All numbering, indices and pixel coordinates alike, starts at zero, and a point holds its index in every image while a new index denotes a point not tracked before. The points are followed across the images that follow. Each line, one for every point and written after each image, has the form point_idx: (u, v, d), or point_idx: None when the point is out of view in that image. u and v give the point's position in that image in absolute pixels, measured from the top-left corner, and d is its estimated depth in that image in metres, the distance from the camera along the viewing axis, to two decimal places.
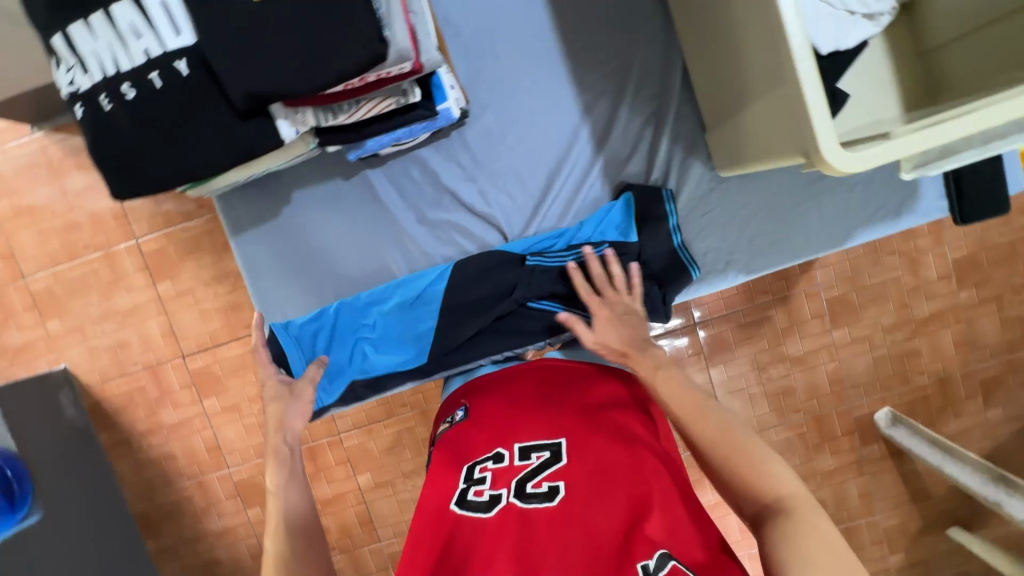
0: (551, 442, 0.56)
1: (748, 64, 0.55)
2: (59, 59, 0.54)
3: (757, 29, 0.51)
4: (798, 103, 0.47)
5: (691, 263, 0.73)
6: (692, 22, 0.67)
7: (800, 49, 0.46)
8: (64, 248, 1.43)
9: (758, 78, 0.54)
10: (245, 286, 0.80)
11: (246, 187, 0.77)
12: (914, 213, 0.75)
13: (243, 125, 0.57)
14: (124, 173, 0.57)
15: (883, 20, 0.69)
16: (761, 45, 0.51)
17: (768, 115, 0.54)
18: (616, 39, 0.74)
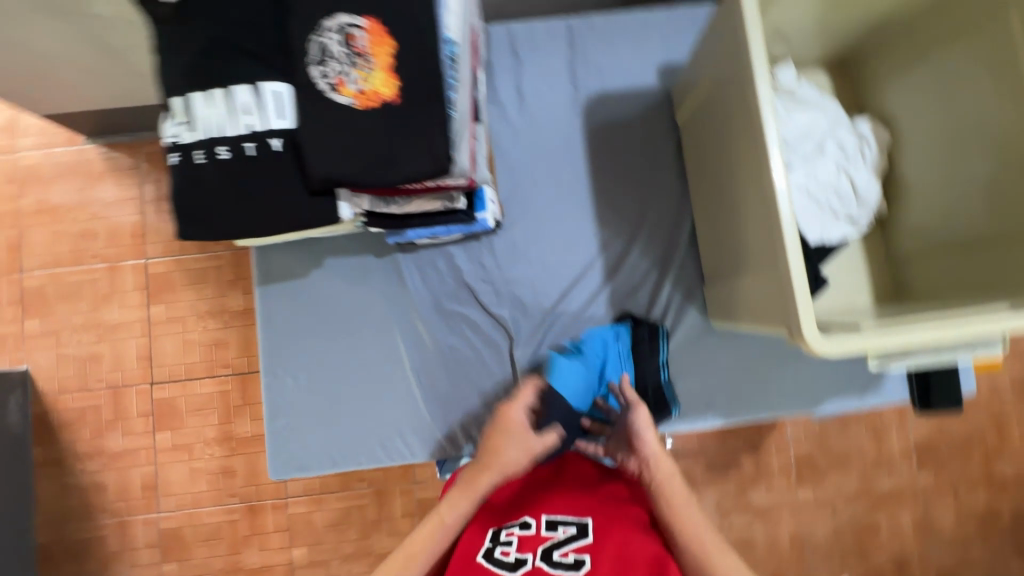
0: (577, 518, 0.59)
1: (747, 241, 0.65)
2: (172, 115, 0.63)
3: (760, 219, 0.60)
4: (787, 286, 0.56)
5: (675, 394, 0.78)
6: (704, 194, 0.78)
7: (791, 243, 0.55)
8: (71, 252, 1.51)
9: (756, 256, 0.63)
10: (256, 333, 0.83)
11: (285, 246, 0.84)
12: (879, 394, 0.83)
13: (310, 200, 0.64)
14: (192, 217, 0.63)
15: (861, 224, 0.81)
16: (762, 232, 0.61)
17: (762, 288, 0.63)
18: (638, 190, 0.86)
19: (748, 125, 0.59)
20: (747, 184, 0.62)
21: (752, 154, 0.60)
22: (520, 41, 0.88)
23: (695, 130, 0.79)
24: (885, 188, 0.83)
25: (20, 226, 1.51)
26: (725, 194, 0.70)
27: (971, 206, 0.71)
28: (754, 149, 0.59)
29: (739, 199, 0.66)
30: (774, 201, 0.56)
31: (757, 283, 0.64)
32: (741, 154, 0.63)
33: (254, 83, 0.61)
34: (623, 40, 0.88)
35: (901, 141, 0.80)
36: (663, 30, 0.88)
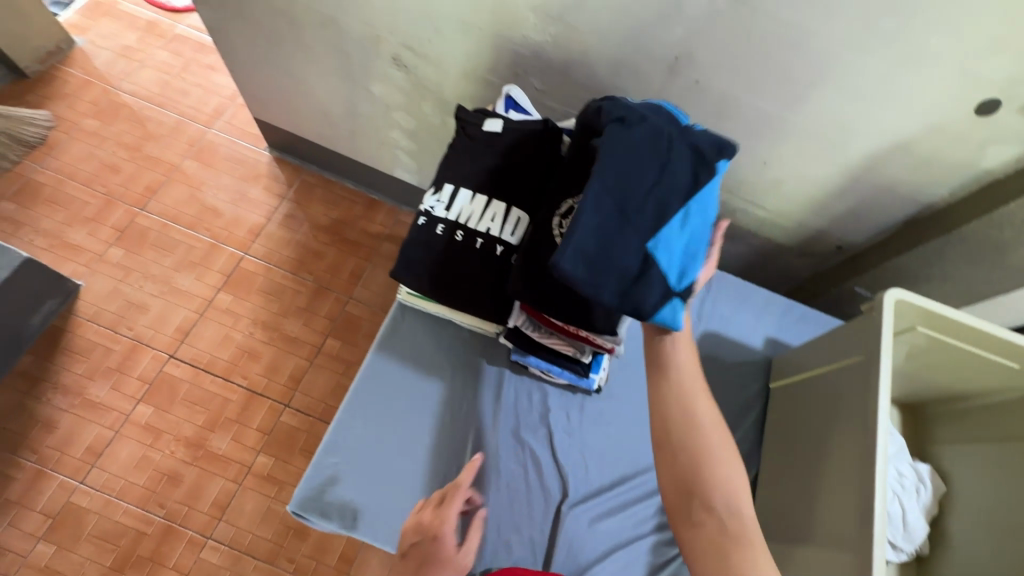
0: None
1: (825, 515, 0.74)
2: (437, 193, 0.81)
3: (848, 504, 0.70)
4: (866, 571, 0.64)
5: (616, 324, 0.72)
6: (781, 457, 0.88)
7: (878, 536, 0.65)
8: (191, 217, 1.75)
9: (833, 535, 0.72)
10: (359, 371, 0.91)
11: (421, 315, 0.95)
12: None
13: (495, 298, 0.78)
14: (406, 266, 0.77)
15: (902, 554, 0.88)
16: (847, 517, 0.70)
17: (832, 567, 0.70)
18: None
19: (859, 426, 0.73)
20: (841, 471, 0.73)
21: (855, 449, 0.73)
22: None
23: (787, 401, 0.93)
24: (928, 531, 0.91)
25: (170, 178, 1.80)
26: (808, 467, 0.81)
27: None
28: (860, 446, 0.72)
29: (824, 478, 0.77)
30: (871, 494, 0.67)
31: (826, 559, 0.71)
32: (841, 444, 0.76)
33: (508, 205, 0.79)
34: (748, 304, 1.07)
35: (953, 496, 0.90)
36: (780, 312, 1.07)
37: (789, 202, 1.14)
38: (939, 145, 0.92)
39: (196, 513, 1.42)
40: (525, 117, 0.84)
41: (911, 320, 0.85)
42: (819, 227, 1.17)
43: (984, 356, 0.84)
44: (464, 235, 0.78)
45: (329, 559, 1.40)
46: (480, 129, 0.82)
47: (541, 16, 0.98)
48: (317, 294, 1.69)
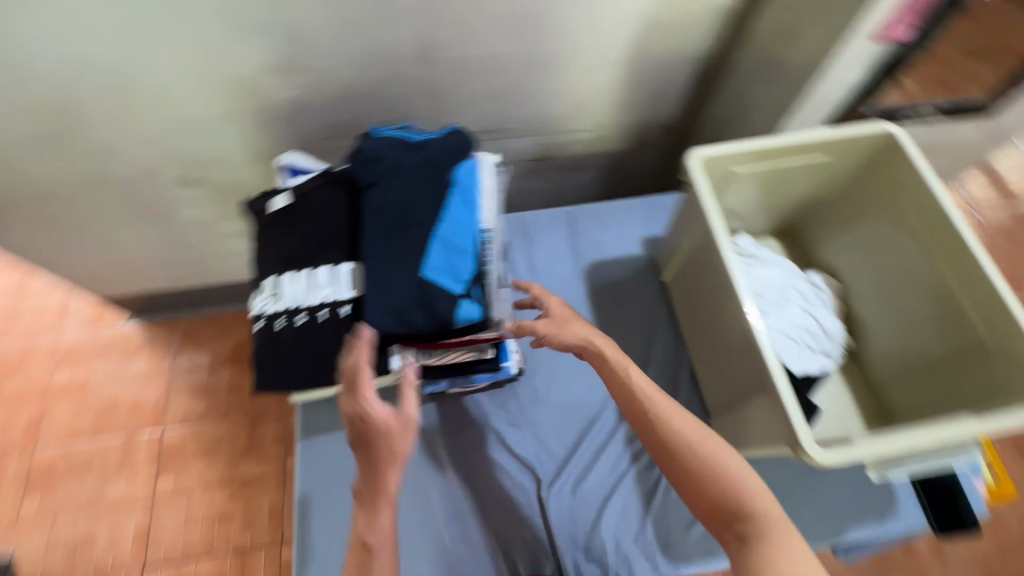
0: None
1: (742, 371, 0.77)
2: (262, 291, 0.78)
3: (749, 356, 0.74)
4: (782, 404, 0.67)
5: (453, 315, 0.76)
6: (697, 338, 0.92)
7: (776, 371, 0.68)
8: (90, 426, 1.62)
9: (751, 388, 0.76)
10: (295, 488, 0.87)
11: (326, 402, 0.93)
12: (896, 520, 0.87)
13: (367, 354, 0.76)
14: (267, 374, 0.74)
15: (835, 357, 0.94)
16: (752, 367, 0.75)
17: (760, 416, 0.74)
18: (637, 337, 1.00)
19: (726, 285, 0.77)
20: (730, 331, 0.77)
21: (732, 306, 0.76)
22: (529, 224, 1.10)
23: (680, 288, 0.97)
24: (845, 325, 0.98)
25: (46, 402, 1.65)
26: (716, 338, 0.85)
27: (922, 331, 0.85)
28: (734, 302, 0.76)
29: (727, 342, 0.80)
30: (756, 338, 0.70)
31: (754, 412, 0.75)
32: (723, 306, 0.80)
33: (333, 265, 0.77)
34: (611, 221, 1.11)
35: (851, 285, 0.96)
36: (640, 214, 1.11)
37: (600, 115, 1.17)
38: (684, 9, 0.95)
39: None
40: (306, 177, 0.82)
41: (729, 167, 0.89)
42: (638, 121, 1.21)
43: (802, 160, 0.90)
44: (306, 315, 0.76)
45: None
46: (270, 211, 0.80)
47: (280, 74, 0.95)
48: (254, 426, 1.62)
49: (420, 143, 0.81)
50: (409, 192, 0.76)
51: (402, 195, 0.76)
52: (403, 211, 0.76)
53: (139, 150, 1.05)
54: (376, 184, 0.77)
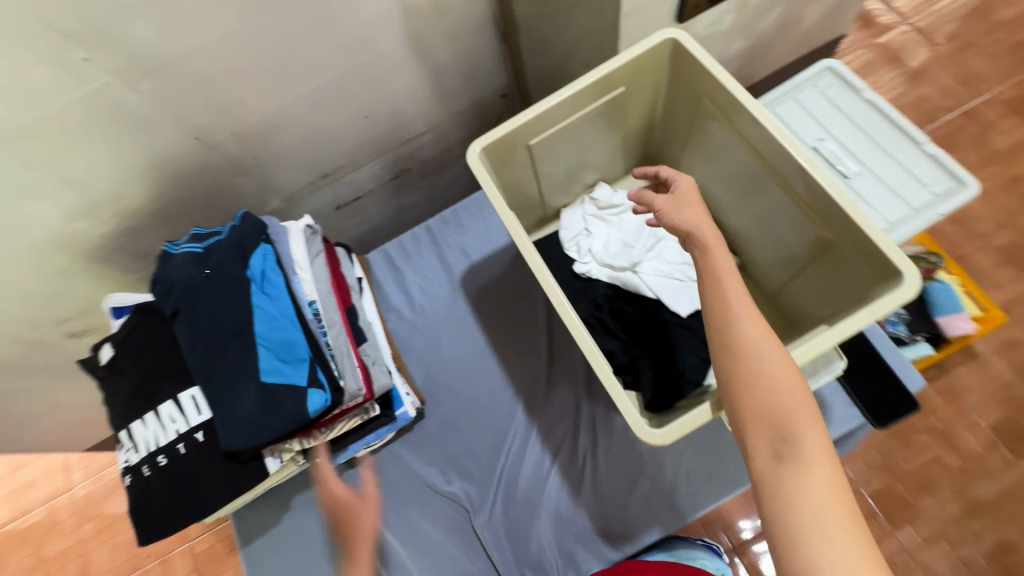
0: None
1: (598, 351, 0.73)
2: (122, 445, 0.78)
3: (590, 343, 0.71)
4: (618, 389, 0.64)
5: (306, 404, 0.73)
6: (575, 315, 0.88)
7: (598, 357, 0.65)
8: (129, 561, 1.73)
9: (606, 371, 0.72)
10: None
11: (255, 505, 0.94)
12: (830, 425, 0.81)
13: (242, 466, 0.76)
14: (151, 523, 0.75)
15: None
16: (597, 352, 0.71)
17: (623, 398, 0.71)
18: (527, 330, 0.97)
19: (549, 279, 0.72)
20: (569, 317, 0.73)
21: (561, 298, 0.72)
22: (394, 254, 1.06)
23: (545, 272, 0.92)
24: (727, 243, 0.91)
25: (85, 553, 1.76)
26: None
27: (789, 233, 0.77)
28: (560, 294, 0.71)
29: None
30: (576, 327, 0.67)
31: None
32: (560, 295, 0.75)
33: (176, 395, 0.77)
34: (472, 219, 1.05)
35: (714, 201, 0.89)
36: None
37: (427, 113, 1.11)
38: None
39: None
40: (125, 319, 0.81)
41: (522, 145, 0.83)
42: (472, 100, 1.14)
43: (605, 102, 0.83)
44: (168, 453, 0.76)
45: None
46: (102, 366, 0.80)
47: (85, 215, 0.94)
48: None
49: (206, 253, 0.77)
50: (211, 312, 0.73)
51: (206, 319, 0.73)
52: (213, 332, 0.73)
53: (12, 328, 1.07)
54: (178, 312, 0.74)
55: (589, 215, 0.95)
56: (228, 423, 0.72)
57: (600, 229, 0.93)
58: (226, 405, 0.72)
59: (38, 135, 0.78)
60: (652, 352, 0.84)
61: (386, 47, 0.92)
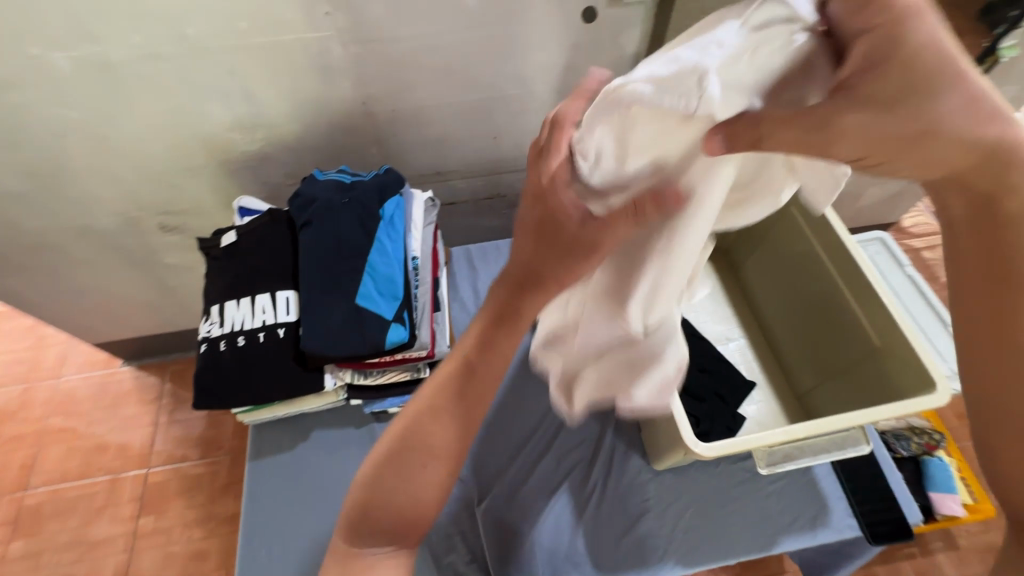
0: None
1: None
2: (208, 318, 0.85)
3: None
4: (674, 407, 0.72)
5: (385, 334, 0.80)
6: None
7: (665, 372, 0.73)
8: (79, 467, 1.69)
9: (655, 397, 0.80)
10: (241, 506, 0.91)
11: (276, 425, 0.98)
12: (829, 527, 0.87)
13: (303, 373, 0.83)
14: (207, 392, 0.81)
15: None
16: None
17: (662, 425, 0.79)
18: None
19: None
20: None
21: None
22: (474, 255, 1.18)
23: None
24: (768, 341, 1.03)
25: (41, 444, 1.72)
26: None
27: (831, 340, 0.90)
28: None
29: None
30: None
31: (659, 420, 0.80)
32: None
33: (273, 291, 0.85)
34: None
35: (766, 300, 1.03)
36: None
37: None
38: (592, 56, 1.06)
39: None
40: (253, 217, 0.92)
41: None
42: None
43: None
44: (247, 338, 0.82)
45: None
46: (218, 247, 0.89)
47: (243, 130, 1.08)
48: (234, 463, 1.67)
49: (351, 185, 0.89)
50: (339, 232, 0.84)
51: (333, 236, 0.84)
52: (334, 248, 0.84)
53: (125, 202, 1.18)
54: (310, 224, 0.86)
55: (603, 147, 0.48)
56: (315, 326, 0.80)
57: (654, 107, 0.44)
58: (319, 311, 0.81)
59: (257, 52, 0.94)
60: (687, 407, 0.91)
61: (538, 88, 1.10)
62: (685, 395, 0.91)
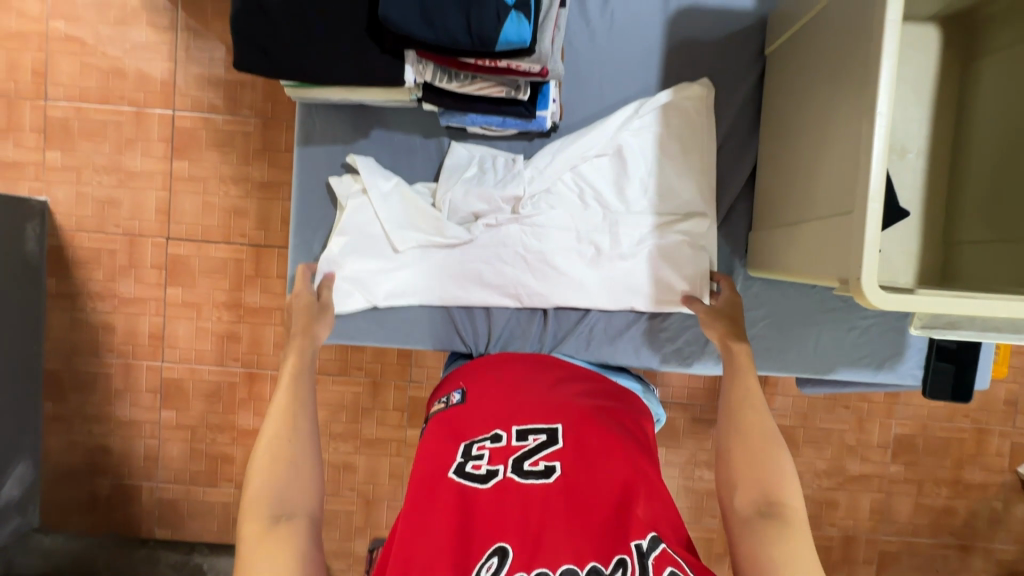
0: (548, 426, 0.72)
1: (830, 194, 0.75)
2: None
3: (850, 178, 0.70)
4: (858, 234, 0.66)
5: (523, 20, 0.74)
6: (796, 126, 0.87)
7: (874, 191, 0.65)
8: (99, 89, 1.54)
9: (835, 208, 0.73)
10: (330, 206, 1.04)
11: (330, 110, 1.02)
12: (894, 370, 0.98)
13: (380, 57, 0.81)
14: (263, 57, 0.80)
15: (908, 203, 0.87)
16: (846, 181, 0.71)
17: (831, 230, 0.73)
18: (701, 112, 0.98)
19: (861, 93, 0.69)
20: (819, 148, 0.79)
21: (855, 114, 0.70)
22: None
23: (788, 93, 0.90)
24: (950, 178, 0.87)
25: (49, 51, 1.53)
26: (823, 152, 0.78)
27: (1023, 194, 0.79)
28: (857, 118, 0.70)
29: (843, 158, 0.72)
30: (865, 151, 0.67)
31: (826, 224, 0.75)
32: (845, 115, 0.73)
33: None
34: None
35: (971, 126, 0.85)
36: None
37: None
38: None
39: (267, 356, 1.59)
40: None
41: None
42: None
43: None
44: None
45: (390, 359, 1.57)
46: None
47: None
48: (266, 128, 1.54)
49: None
50: None
51: None
52: None
53: None
54: None
55: (512, 202, 0.99)
56: None
57: (457, 332, 1.04)
58: None
59: None
60: (779, 203, 0.90)
61: None
62: (789, 208, 0.87)
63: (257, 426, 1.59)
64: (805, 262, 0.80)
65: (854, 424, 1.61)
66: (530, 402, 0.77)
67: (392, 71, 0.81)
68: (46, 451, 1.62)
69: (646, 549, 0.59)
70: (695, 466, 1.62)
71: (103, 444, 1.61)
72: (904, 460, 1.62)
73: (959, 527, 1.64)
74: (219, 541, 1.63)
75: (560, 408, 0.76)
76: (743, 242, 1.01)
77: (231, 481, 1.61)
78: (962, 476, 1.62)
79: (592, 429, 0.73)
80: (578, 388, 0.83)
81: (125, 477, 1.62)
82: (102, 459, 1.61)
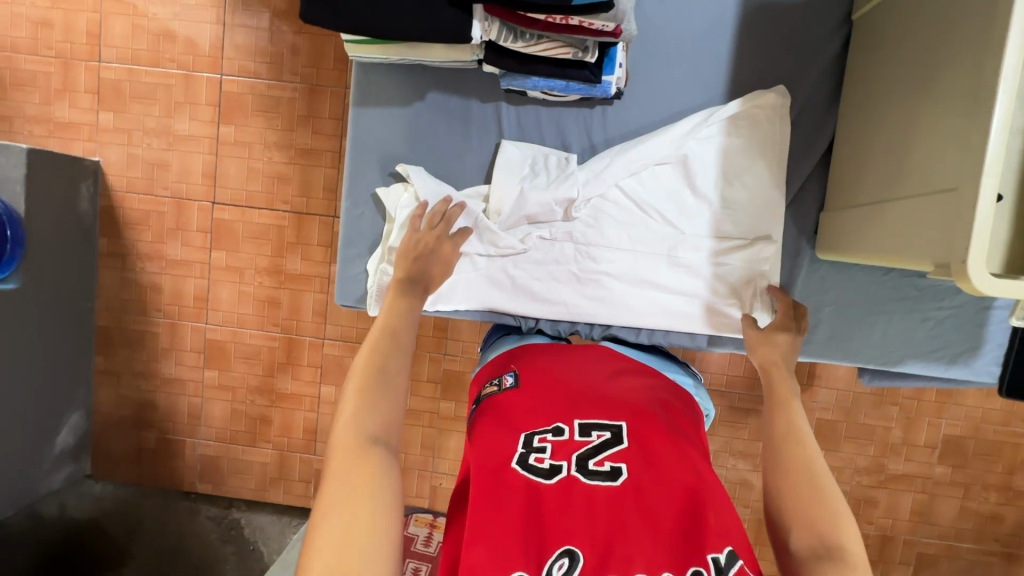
0: (613, 424, 0.71)
1: (928, 172, 0.71)
2: None
3: (957, 150, 0.66)
4: (967, 213, 0.63)
5: None
6: (884, 99, 0.82)
7: (991, 168, 0.62)
8: (150, 52, 1.55)
9: (935, 183, 0.69)
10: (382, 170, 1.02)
11: (384, 72, 1.00)
12: (967, 366, 0.93)
13: (445, 13, 0.78)
14: (327, 9, 0.78)
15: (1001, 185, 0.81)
16: (950, 160, 0.67)
17: (926, 211, 0.69)
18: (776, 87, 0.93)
19: (980, 60, 0.64)
20: (916, 126, 0.74)
21: (968, 88, 0.66)
22: None
23: (876, 63, 0.84)
24: None
25: (103, 12, 1.54)
26: (922, 130, 0.73)
27: None
28: (972, 85, 0.65)
29: (948, 133, 0.68)
30: (981, 125, 0.63)
31: (920, 204, 0.71)
32: (954, 85, 0.68)
33: None
34: None
35: None
36: None
37: None
38: None
39: (306, 323, 1.61)
40: None
41: None
42: None
43: None
44: None
45: (426, 331, 1.58)
46: None
47: None
48: (311, 95, 1.54)
49: None
50: None
51: None
52: None
53: None
54: None
55: (564, 205, 0.96)
56: None
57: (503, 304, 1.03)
58: None
59: None
60: (858, 185, 0.85)
61: None
62: (868, 192, 0.82)
63: (295, 390, 1.62)
64: (889, 244, 0.76)
65: (901, 422, 1.55)
66: (589, 396, 0.75)
67: (457, 28, 0.79)
68: (97, 404, 1.70)
69: (723, 563, 0.57)
70: (729, 455, 1.59)
71: (150, 399, 1.67)
72: (952, 462, 1.55)
73: (1006, 534, 1.57)
74: (255, 499, 1.69)
75: (621, 404, 0.75)
76: (812, 223, 0.96)
77: (268, 442, 1.66)
78: (1014, 482, 1.55)
79: (657, 433, 0.71)
80: (637, 383, 0.81)
81: (169, 432, 1.69)
82: (148, 414, 1.68)
